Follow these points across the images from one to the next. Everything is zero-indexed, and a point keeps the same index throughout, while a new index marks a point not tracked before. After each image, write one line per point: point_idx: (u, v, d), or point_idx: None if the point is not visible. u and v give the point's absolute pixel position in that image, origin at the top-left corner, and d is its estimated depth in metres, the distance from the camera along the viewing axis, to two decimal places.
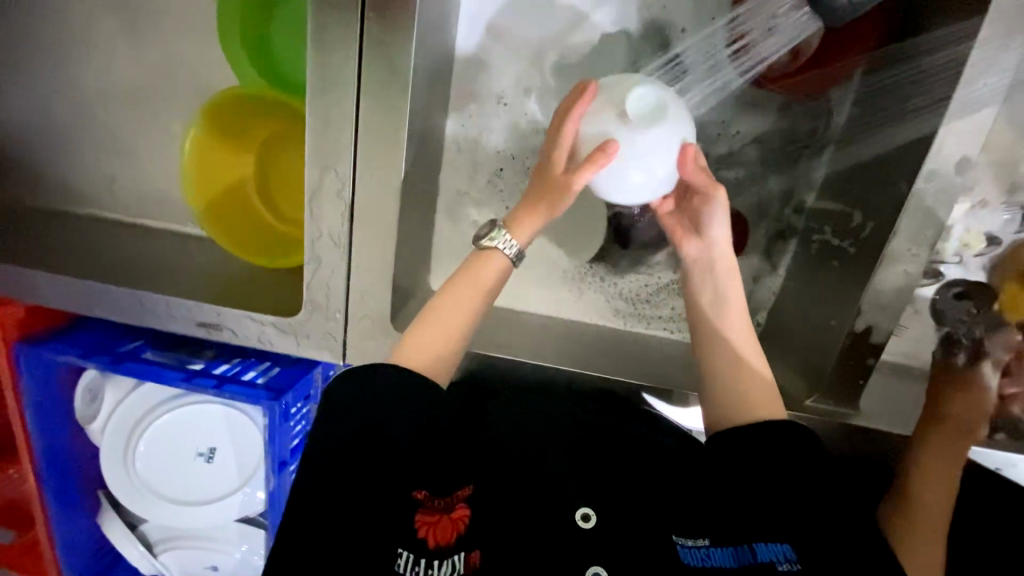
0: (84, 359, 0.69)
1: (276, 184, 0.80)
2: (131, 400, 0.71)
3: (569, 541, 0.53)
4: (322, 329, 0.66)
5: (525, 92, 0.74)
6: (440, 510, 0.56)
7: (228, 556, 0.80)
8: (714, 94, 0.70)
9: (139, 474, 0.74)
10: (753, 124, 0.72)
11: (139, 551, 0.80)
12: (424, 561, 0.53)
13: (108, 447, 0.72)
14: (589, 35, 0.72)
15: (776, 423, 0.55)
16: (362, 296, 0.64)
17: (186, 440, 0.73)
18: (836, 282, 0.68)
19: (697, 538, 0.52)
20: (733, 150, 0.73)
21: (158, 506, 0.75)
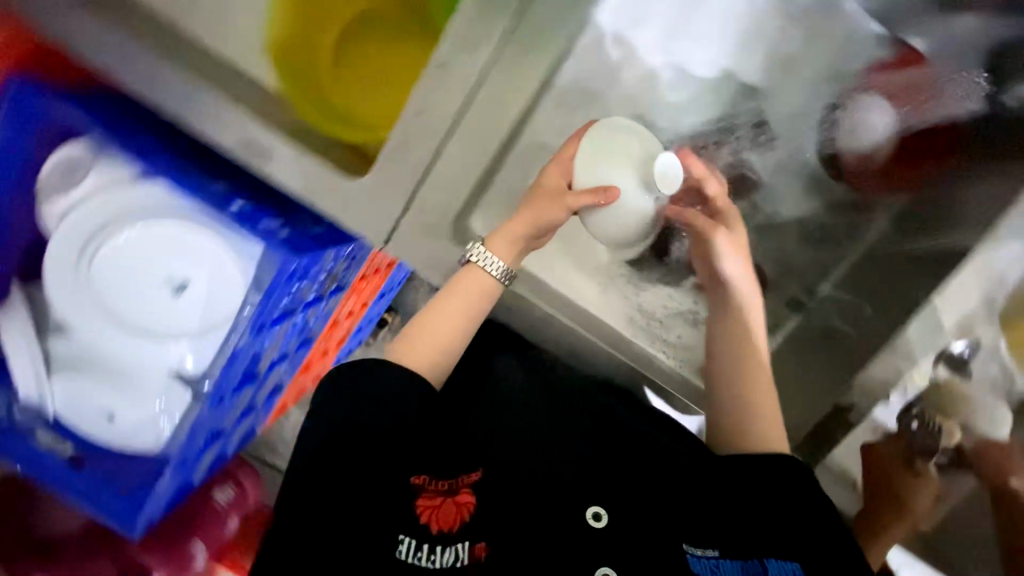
0: (103, 129, 0.60)
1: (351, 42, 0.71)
2: (118, 192, 0.61)
3: (581, 540, 0.57)
4: (383, 210, 0.63)
5: (636, 85, 0.76)
6: (442, 496, 0.63)
7: (141, 408, 0.69)
8: (790, 163, 0.79)
9: (87, 279, 0.63)
10: (808, 203, 0.80)
11: (33, 367, 0.67)
12: (427, 546, 0.59)
13: (65, 233, 0.61)
14: (712, 61, 0.76)
15: (780, 458, 0.63)
16: (440, 193, 0.63)
17: (161, 260, 0.63)
18: (830, 360, 0.77)
19: (705, 549, 0.58)
20: (780, 217, 0.82)
21: (92, 314, 0.64)
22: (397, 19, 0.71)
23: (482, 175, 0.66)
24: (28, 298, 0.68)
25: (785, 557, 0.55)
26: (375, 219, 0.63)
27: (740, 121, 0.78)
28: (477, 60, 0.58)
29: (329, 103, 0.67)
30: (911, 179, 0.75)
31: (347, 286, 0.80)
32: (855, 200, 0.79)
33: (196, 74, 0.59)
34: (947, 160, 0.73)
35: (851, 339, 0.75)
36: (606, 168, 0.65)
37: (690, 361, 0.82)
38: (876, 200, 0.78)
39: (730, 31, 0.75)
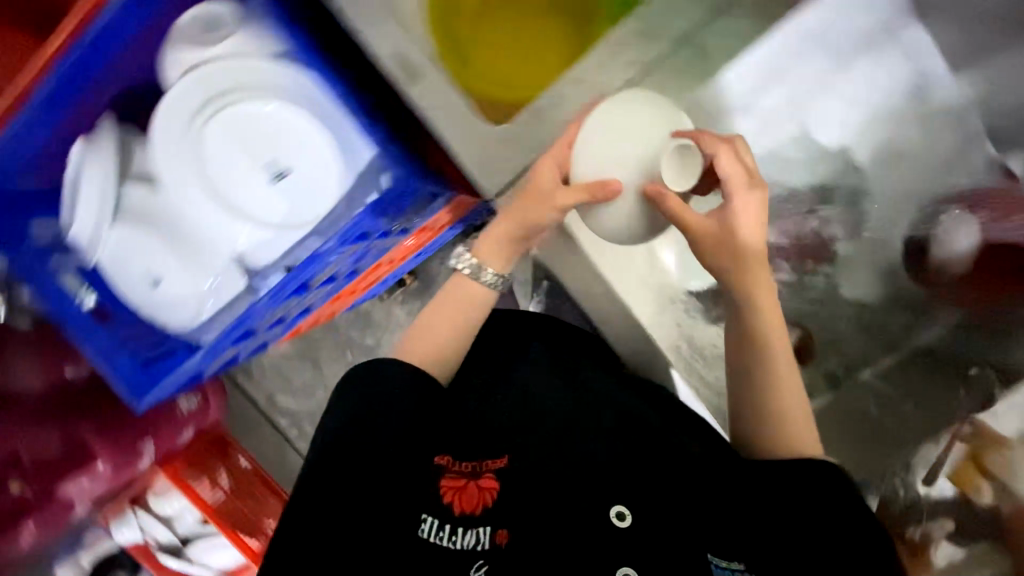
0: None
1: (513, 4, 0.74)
2: (254, 63, 0.60)
3: (604, 538, 0.55)
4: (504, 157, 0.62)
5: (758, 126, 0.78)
6: (464, 481, 0.62)
7: (192, 280, 0.67)
8: (874, 246, 0.80)
9: (196, 138, 0.62)
10: (879, 290, 0.81)
11: (98, 209, 0.64)
12: (450, 527, 0.58)
13: (190, 85, 0.60)
14: (839, 127, 0.78)
15: (813, 462, 0.56)
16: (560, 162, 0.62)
17: (266, 142, 0.63)
18: (860, 444, 0.79)
19: (730, 561, 0.53)
20: (846, 297, 0.82)
21: (181, 173, 0.62)
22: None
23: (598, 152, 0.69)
24: (118, 138, 0.66)
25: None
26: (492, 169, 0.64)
27: (839, 194, 0.80)
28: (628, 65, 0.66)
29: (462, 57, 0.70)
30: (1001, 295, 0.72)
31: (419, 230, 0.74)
32: (925, 300, 0.79)
33: None
34: None
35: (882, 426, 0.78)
36: (610, 156, 0.58)
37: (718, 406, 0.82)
38: (953, 306, 0.76)
39: (863, 105, 0.77)
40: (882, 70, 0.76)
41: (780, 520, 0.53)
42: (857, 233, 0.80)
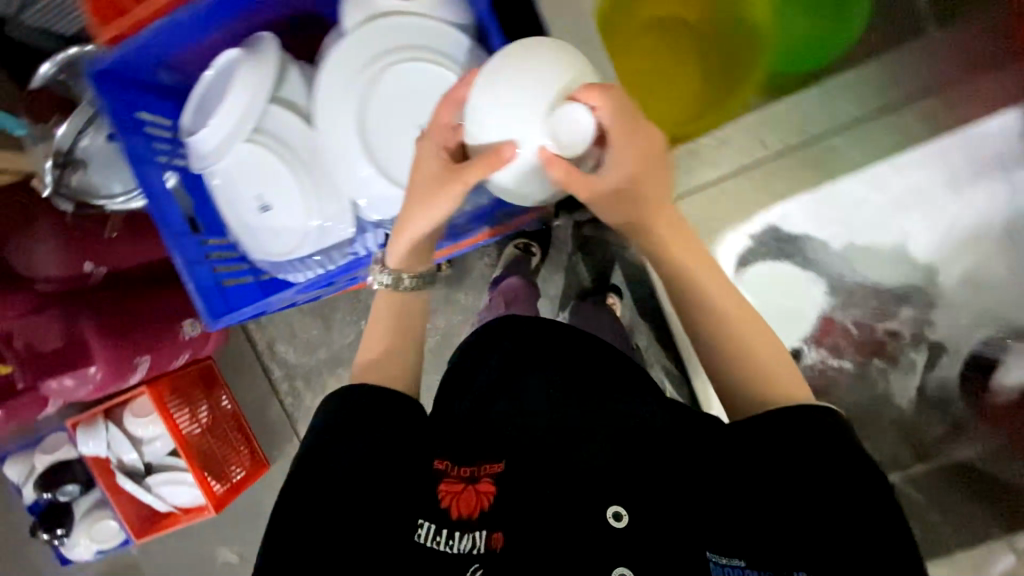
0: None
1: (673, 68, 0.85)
2: (436, 28, 0.61)
3: (601, 540, 0.55)
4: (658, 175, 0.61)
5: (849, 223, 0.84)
6: (463, 484, 0.65)
7: (300, 216, 0.67)
8: (931, 354, 0.83)
9: (356, 85, 0.62)
10: (927, 397, 0.83)
11: (237, 125, 0.63)
12: (445, 531, 0.61)
13: (366, 36, 0.61)
14: (927, 245, 0.83)
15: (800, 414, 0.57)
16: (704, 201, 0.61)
17: (417, 106, 0.63)
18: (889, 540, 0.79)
19: (731, 557, 0.53)
20: (891, 397, 0.85)
21: (332, 110, 0.62)
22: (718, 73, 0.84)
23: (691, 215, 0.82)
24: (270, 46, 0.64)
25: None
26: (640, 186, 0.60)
27: (912, 299, 0.83)
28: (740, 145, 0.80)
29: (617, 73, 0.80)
30: None
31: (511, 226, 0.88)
32: (965, 418, 0.80)
33: None
34: None
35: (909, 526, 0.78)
36: (502, 116, 0.55)
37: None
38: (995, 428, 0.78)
39: (956, 231, 0.82)
40: (972, 205, 0.81)
41: (789, 505, 0.53)
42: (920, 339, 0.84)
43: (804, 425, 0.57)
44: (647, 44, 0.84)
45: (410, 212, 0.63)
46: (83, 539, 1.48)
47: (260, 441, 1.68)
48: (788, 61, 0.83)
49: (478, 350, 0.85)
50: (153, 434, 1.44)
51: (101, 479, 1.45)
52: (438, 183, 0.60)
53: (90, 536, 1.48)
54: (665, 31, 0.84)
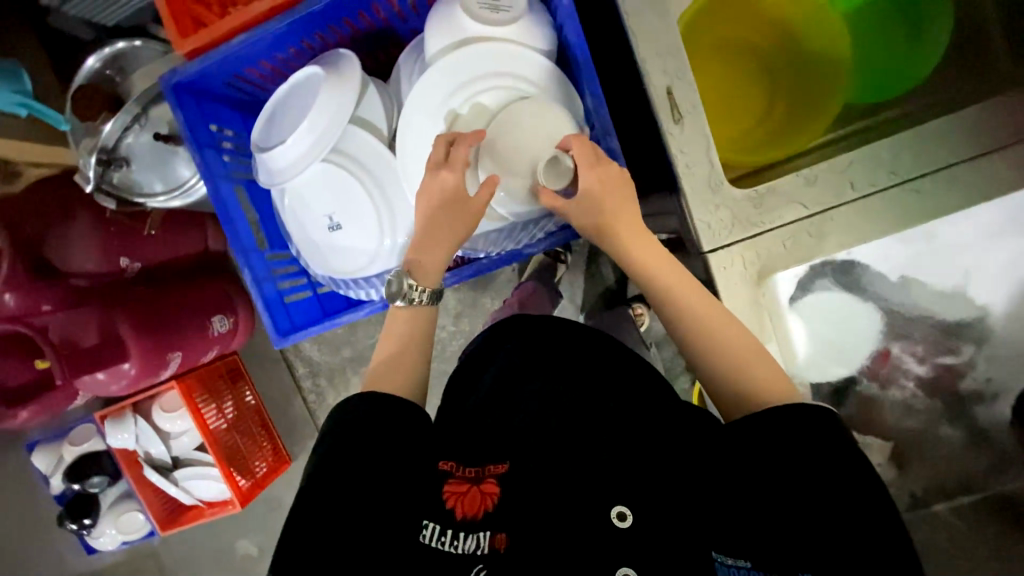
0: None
1: (739, 90, 0.83)
2: (521, 54, 0.63)
3: (604, 539, 0.53)
4: (742, 211, 0.60)
5: (934, 264, 0.78)
6: (468, 483, 0.62)
7: (371, 237, 0.68)
8: (981, 390, 0.84)
9: (443, 117, 0.64)
10: (973, 427, 0.84)
11: (321, 142, 0.62)
12: (451, 531, 0.58)
13: (454, 65, 0.63)
14: (1003, 279, 0.79)
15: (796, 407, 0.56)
16: (784, 240, 0.60)
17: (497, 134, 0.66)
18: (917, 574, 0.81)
19: (738, 558, 0.51)
20: (936, 430, 0.85)
21: (414, 131, 0.65)
22: (791, 94, 0.81)
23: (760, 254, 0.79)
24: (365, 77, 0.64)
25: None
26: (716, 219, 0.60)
27: (972, 334, 0.82)
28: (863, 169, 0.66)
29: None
30: None
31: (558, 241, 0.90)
32: (1008, 453, 0.83)
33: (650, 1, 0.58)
34: None
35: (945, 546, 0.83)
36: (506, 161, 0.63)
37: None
38: None
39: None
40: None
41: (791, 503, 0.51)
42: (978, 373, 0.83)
43: (806, 419, 0.55)
44: (721, 71, 0.82)
45: (429, 236, 0.63)
46: (110, 529, 1.49)
47: (282, 436, 1.68)
48: (861, 84, 0.77)
49: (488, 352, 0.86)
50: (179, 429, 1.45)
51: (127, 472, 1.46)
52: (453, 208, 0.62)
53: (118, 528, 1.49)
54: (747, 57, 0.83)
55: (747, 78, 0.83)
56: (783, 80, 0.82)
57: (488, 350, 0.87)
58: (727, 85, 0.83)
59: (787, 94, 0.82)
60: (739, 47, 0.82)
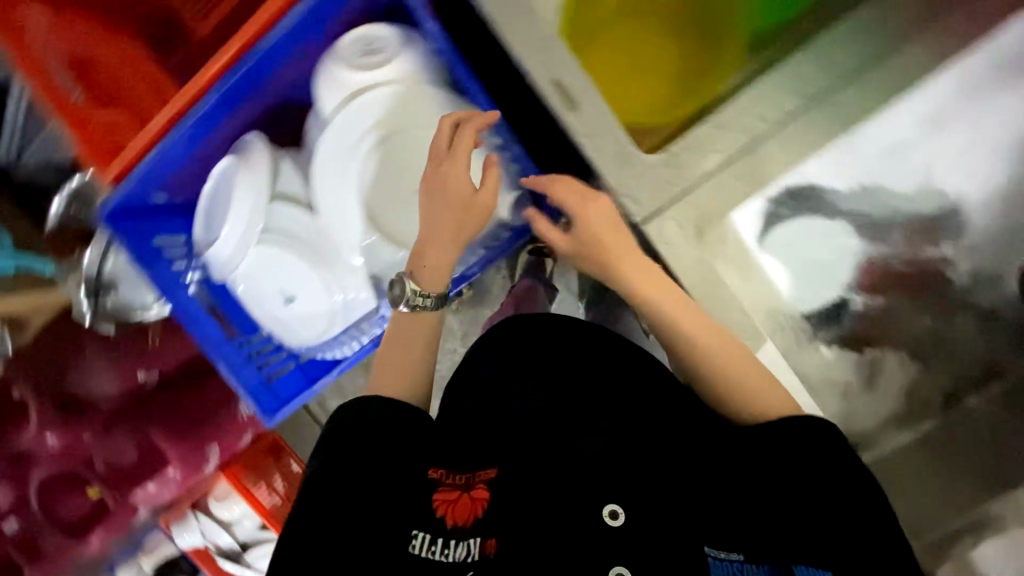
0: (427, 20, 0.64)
1: (640, 47, 0.80)
2: (413, 95, 0.65)
3: (596, 537, 0.52)
4: (665, 178, 0.60)
5: (891, 163, 0.75)
6: (459, 489, 0.62)
7: (325, 300, 0.70)
8: (986, 271, 0.80)
9: (354, 168, 0.66)
10: (989, 307, 0.80)
11: (254, 229, 0.66)
12: (441, 540, 0.57)
13: (348, 118, 0.64)
14: (966, 159, 0.76)
15: (800, 424, 0.64)
16: (709, 193, 0.60)
17: (417, 171, 0.68)
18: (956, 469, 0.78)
19: (729, 551, 0.56)
20: (947, 323, 0.82)
21: (331, 189, 0.67)
22: (689, 38, 0.80)
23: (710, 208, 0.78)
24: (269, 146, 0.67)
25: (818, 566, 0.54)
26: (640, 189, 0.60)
27: (958, 220, 0.78)
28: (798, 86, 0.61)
29: (596, 71, 0.79)
30: None
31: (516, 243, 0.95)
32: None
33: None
34: None
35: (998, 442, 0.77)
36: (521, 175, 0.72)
37: (850, 421, 0.85)
38: None
39: (997, 141, 0.74)
40: (995, 115, 0.73)
41: (789, 508, 0.59)
42: (974, 255, 0.79)
43: (807, 435, 0.63)
44: (627, 30, 0.81)
45: (434, 237, 0.65)
46: None
47: None
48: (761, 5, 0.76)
49: (483, 353, 0.86)
50: None
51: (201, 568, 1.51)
52: (460, 207, 0.63)
53: None
54: (648, 9, 0.81)
55: (644, 36, 0.81)
56: (679, 26, 0.81)
57: (481, 355, 0.87)
58: (625, 46, 0.80)
59: (698, 32, 0.80)
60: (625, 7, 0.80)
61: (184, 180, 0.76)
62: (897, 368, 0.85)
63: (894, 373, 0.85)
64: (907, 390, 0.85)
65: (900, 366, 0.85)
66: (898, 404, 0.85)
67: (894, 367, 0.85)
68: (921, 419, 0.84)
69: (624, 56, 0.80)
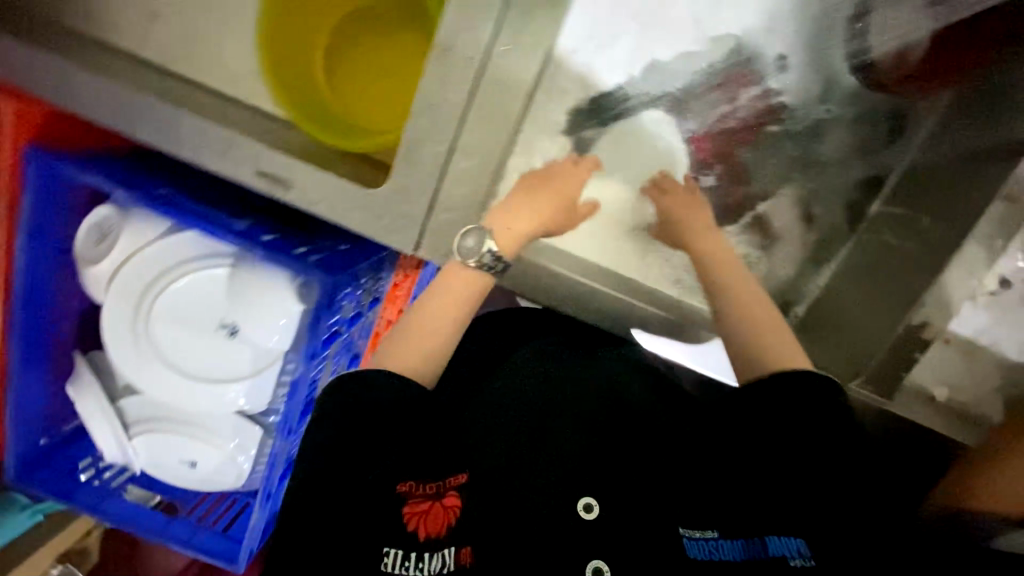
0: (113, 185, 0.59)
1: (350, 66, 0.76)
2: (147, 255, 0.62)
3: (569, 534, 0.61)
4: (398, 210, 0.59)
5: (655, 36, 0.71)
6: (430, 498, 0.63)
7: (216, 450, 0.72)
8: (820, 74, 0.70)
9: (152, 344, 0.65)
10: (844, 106, 0.71)
11: (112, 433, 0.70)
12: (414, 554, 0.61)
13: (113, 307, 0.63)
14: None
15: (817, 400, 0.67)
16: (446, 209, 0.60)
17: (215, 307, 0.64)
18: (888, 282, 0.72)
19: (705, 530, 0.63)
20: (814, 145, 0.74)
21: (153, 380, 0.66)
22: (387, 34, 0.76)
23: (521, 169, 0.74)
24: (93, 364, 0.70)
25: (789, 535, 0.61)
26: (400, 240, 0.60)
27: (763, 41, 0.70)
28: None
29: (337, 114, 0.74)
30: (949, 81, 0.67)
31: (383, 296, 0.87)
32: (894, 107, 0.70)
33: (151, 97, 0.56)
34: (982, 53, 0.65)
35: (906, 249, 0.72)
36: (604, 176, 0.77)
37: (772, 285, 0.78)
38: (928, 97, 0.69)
39: None
40: None
41: (773, 484, 0.65)
42: (798, 62, 0.70)
43: (806, 408, 0.66)
44: (346, 60, 0.77)
45: (518, 209, 0.67)
46: None
47: None
48: None
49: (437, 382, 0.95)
50: None
51: None
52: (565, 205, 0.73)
53: None
54: (364, 23, 0.76)
55: (348, 56, 0.77)
56: (372, 27, 0.76)
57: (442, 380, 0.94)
58: (329, 75, 0.76)
59: (399, 18, 0.75)
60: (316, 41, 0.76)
61: (61, 407, 0.74)
62: (785, 203, 0.77)
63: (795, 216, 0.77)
64: (810, 220, 0.77)
65: (791, 207, 0.77)
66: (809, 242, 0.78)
67: (788, 208, 0.77)
68: (835, 247, 0.77)
69: (354, 92, 0.76)
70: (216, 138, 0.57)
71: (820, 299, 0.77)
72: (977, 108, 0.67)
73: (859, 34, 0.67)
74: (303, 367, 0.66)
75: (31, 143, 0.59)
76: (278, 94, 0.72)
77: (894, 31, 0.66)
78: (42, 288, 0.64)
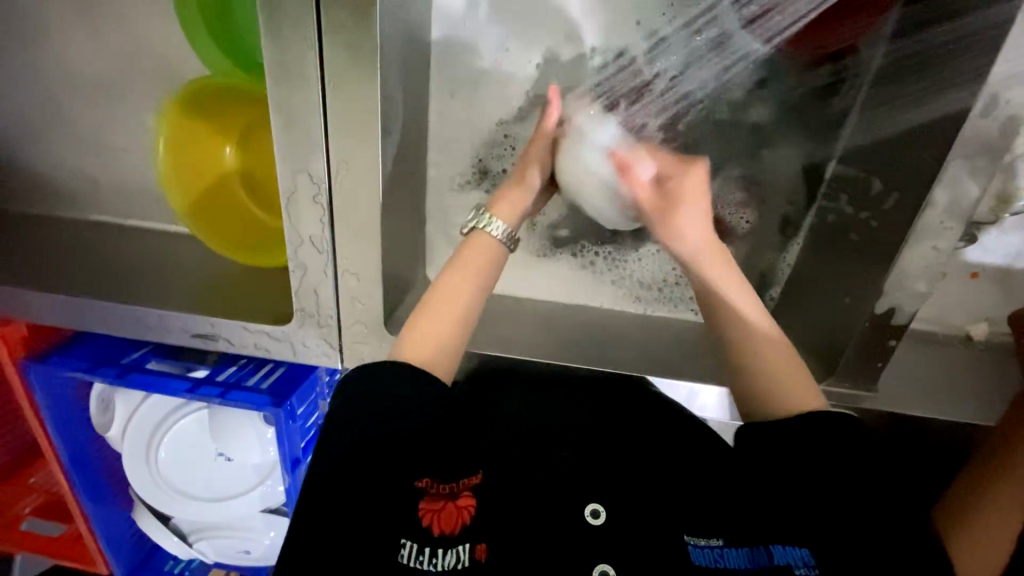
0: (90, 374, 0.69)
1: (260, 174, 0.73)
2: (142, 414, 0.74)
3: (577, 538, 0.46)
4: (316, 334, 0.63)
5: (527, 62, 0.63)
6: (445, 497, 0.49)
7: (259, 542, 0.84)
8: (733, 65, 0.59)
9: (167, 479, 0.77)
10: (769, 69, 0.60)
11: (175, 541, 0.85)
12: (428, 550, 0.45)
13: (131, 457, 0.75)
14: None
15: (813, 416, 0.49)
16: (355, 321, 0.62)
17: (207, 439, 0.75)
18: (858, 256, 0.61)
19: (709, 538, 0.47)
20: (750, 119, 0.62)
21: (186, 508, 0.79)
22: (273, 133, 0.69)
23: (438, 230, 0.71)
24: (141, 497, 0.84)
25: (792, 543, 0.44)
26: (325, 356, 0.64)
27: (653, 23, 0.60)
28: (315, 113, 0.51)
29: (268, 229, 0.72)
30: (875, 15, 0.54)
31: None
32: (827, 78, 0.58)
33: (95, 296, 0.67)
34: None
35: (874, 225, 0.59)
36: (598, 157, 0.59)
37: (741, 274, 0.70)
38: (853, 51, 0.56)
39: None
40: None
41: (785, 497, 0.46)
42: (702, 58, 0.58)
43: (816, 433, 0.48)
44: (256, 169, 0.72)
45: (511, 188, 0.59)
46: None
47: None
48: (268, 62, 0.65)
49: None
50: None
51: None
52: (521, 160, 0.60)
53: None
54: (258, 134, 0.71)
55: (255, 165, 0.72)
56: (266, 132, 0.70)
57: None
58: (247, 191, 0.73)
59: None
60: (217, 165, 0.72)
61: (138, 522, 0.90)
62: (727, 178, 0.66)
63: (755, 198, 0.67)
64: (760, 192, 0.67)
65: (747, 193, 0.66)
66: (768, 234, 0.68)
67: (741, 193, 0.67)
68: (801, 222, 0.67)
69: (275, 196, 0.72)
70: (150, 314, 0.66)
71: (794, 278, 0.68)
72: (922, 36, 0.53)
73: (749, 23, 0.55)
74: (291, 476, 0.73)
75: (24, 356, 0.70)
76: (201, 233, 0.71)
77: (781, 14, 0.54)
78: (80, 449, 0.78)
